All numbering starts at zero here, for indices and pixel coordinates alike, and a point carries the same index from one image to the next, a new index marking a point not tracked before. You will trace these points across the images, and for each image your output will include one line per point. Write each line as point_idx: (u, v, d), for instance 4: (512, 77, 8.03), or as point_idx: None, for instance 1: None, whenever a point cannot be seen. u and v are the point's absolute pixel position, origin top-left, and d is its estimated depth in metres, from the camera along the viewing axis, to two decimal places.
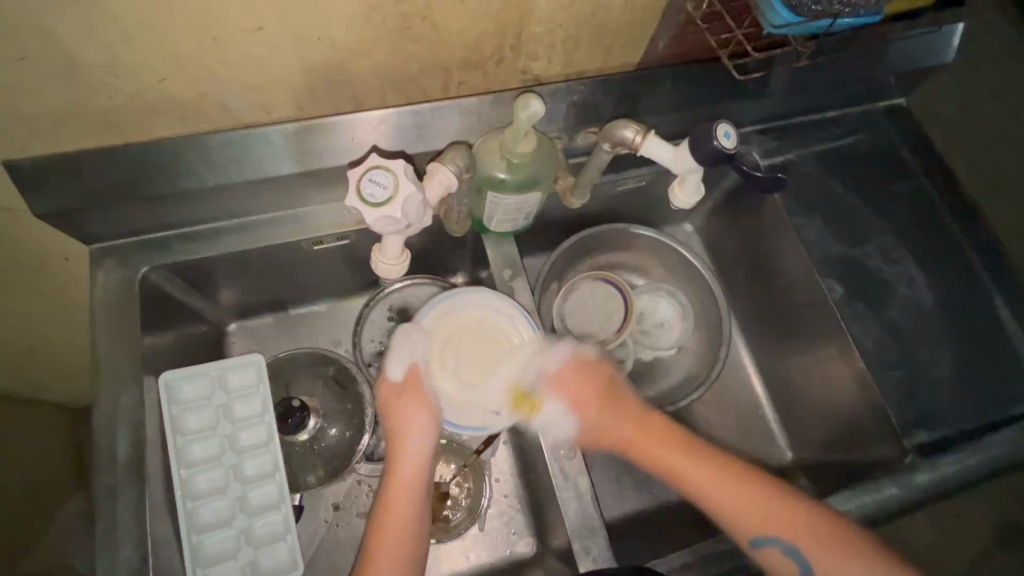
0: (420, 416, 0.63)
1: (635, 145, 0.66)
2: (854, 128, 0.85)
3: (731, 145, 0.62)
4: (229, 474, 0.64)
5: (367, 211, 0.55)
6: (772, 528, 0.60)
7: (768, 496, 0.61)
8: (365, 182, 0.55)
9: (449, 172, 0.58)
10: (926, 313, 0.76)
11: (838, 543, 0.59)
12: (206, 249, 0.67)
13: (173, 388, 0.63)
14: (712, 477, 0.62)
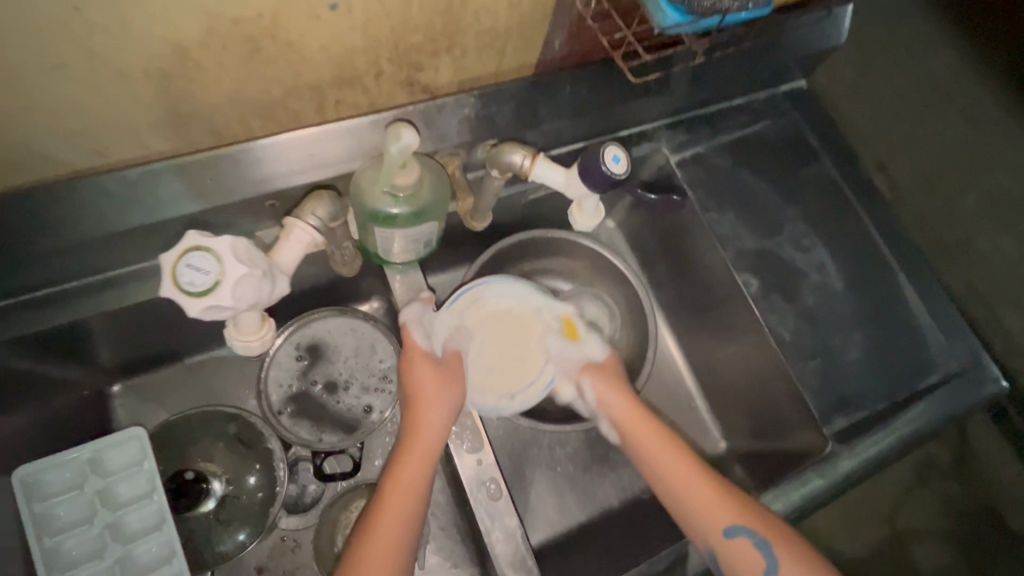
0: (450, 391, 0.64)
1: (525, 168, 0.63)
2: (759, 115, 0.84)
3: (620, 170, 0.62)
4: (116, 568, 0.56)
5: (188, 302, 0.51)
6: (744, 519, 0.63)
7: (758, 509, 0.64)
8: (182, 269, 0.51)
9: (306, 228, 0.56)
10: (837, 296, 0.77)
11: (797, 548, 0.62)
12: (55, 317, 0.56)
13: (34, 483, 0.55)
14: (693, 474, 0.66)
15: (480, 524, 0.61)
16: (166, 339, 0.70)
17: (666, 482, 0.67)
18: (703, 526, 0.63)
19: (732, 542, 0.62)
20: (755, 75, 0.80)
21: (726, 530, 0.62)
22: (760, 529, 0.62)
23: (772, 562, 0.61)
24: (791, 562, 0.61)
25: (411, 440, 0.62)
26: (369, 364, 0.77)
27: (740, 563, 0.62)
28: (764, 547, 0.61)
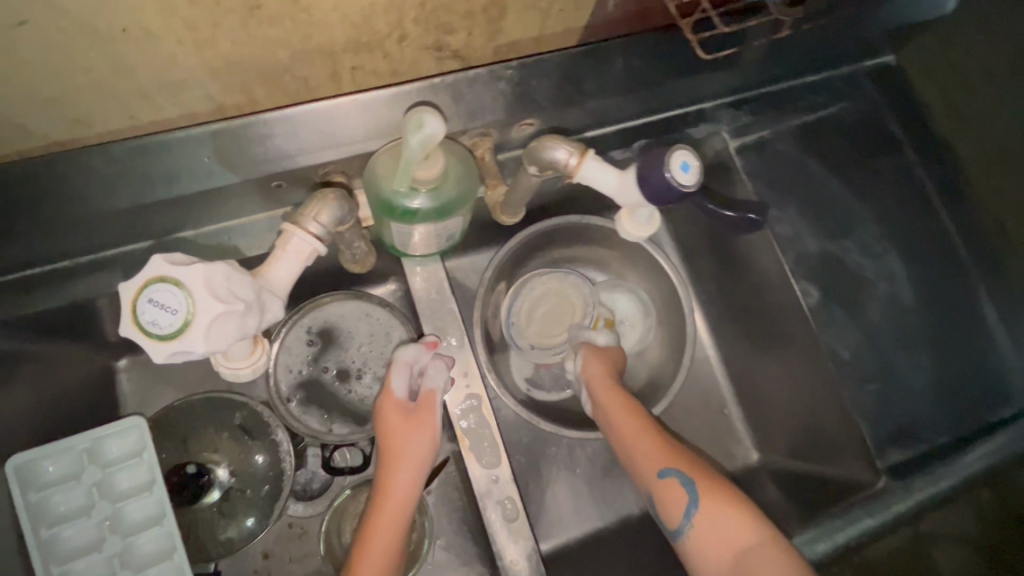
0: (423, 439, 0.59)
1: (568, 166, 0.56)
2: (837, 96, 0.73)
3: (688, 180, 0.51)
4: (115, 561, 0.54)
5: (159, 347, 0.46)
6: (676, 460, 0.60)
7: (695, 458, 0.60)
8: (143, 306, 0.46)
9: (303, 237, 0.52)
10: (906, 310, 0.68)
11: (726, 492, 0.56)
12: (55, 303, 0.56)
13: (29, 471, 0.52)
14: (643, 429, 0.63)
15: (490, 534, 0.59)
16: None
17: (617, 436, 0.65)
18: (642, 466, 0.61)
19: (663, 481, 0.59)
20: (841, 48, 0.69)
21: (660, 470, 0.60)
22: (688, 469, 0.59)
23: (691, 495, 0.57)
24: (717, 503, 0.56)
25: (382, 496, 0.56)
26: (383, 352, 0.73)
27: (665, 502, 0.58)
28: (688, 486, 0.58)
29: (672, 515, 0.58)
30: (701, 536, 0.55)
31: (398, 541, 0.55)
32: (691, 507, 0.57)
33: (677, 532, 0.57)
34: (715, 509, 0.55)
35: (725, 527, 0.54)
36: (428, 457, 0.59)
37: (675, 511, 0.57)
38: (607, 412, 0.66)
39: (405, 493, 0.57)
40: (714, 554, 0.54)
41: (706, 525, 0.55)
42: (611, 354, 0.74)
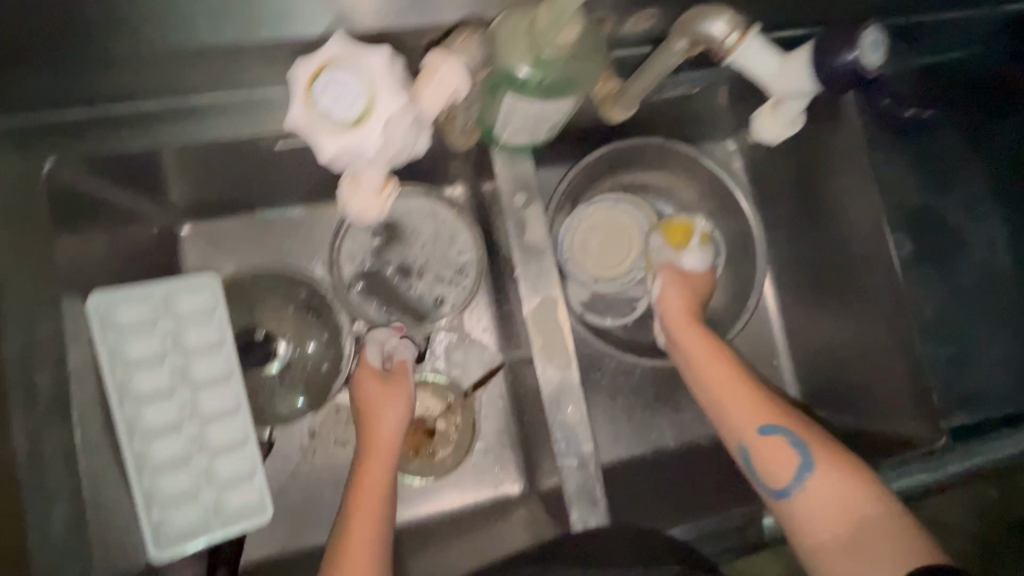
0: (399, 406, 0.59)
1: (722, 46, 0.51)
2: (968, 40, 0.67)
3: (875, 61, 0.49)
4: (184, 410, 0.56)
5: (331, 136, 0.41)
6: (783, 419, 0.58)
7: (798, 414, 0.59)
8: (322, 86, 0.40)
9: (455, 68, 0.44)
10: (999, 278, 0.65)
11: (844, 457, 0.55)
12: (132, 138, 0.50)
13: (108, 311, 0.53)
14: (738, 376, 0.61)
15: (554, 445, 0.55)
16: (241, 187, 0.65)
17: (697, 379, 0.63)
18: (733, 421, 0.59)
19: (767, 439, 0.57)
20: None
21: (759, 428, 0.58)
22: (795, 429, 0.58)
23: (806, 459, 0.56)
24: (829, 462, 0.55)
25: (371, 445, 0.57)
26: (446, 255, 0.71)
27: (772, 462, 0.57)
28: (799, 446, 0.57)
29: (779, 476, 0.56)
30: (812, 499, 0.54)
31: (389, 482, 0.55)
32: (803, 470, 0.55)
33: (783, 493, 0.56)
34: (831, 473, 0.55)
35: (840, 487, 0.54)
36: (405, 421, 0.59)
37: (786, 474, 0.56)
38: (684, 351, 0.65)
39: (391, 438, 0.58)
40: (825, 517, 0.53)
41: (819, 489, 0.54)
42: (693, 276, 0.70)
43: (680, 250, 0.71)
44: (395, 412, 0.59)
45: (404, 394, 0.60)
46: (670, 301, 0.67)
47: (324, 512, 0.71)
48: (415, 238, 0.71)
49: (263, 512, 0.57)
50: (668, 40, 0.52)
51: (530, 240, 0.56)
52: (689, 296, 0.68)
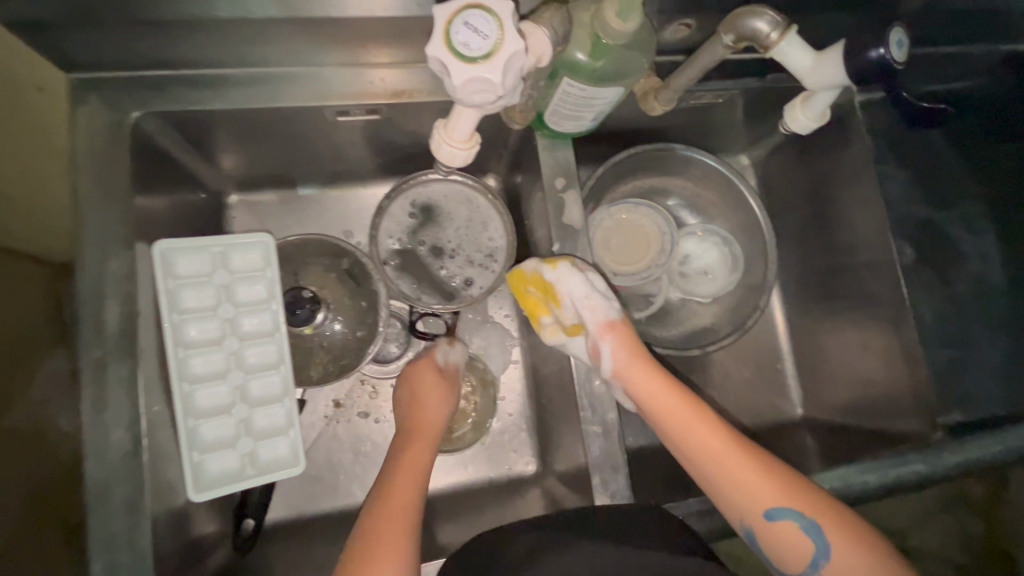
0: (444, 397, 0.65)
1: (766, 43, 0.54)
2: (970, 71, 0.73)
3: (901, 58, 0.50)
4: (230, 360, 0.58)
5: (460, 67, 0.43)
6: (790, 496, 0.48)
7: (806, 483, 0.49)
8: (460, 25, 0.43)
9: (544, 37, 0.47)
10: (997, 289, 0.69)
11: (861, 537, 0.47)
12: (211, 101, 0.56)
13: (167, 259, 0.55)
14: (717, 449, 0.50)
15: (580, 412, 0.59)
16: (293, 161, 0.69)
17: (684, 456, 0.52)
18: (735, 503, 0.49)
19: (776, 525, 0.48)
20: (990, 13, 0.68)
21: (765, 512, 0.48)
22: (806, 508, 0.48)
23: (821, 546, 0.47)
24: (848, 547, 0.46)
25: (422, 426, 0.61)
26: (479, 240, 0.73)
27: (783, 550, 0.48)
28: (813, 531, 0.47)
29: (797, 566, 0.47)
30: None
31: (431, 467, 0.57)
32: (821, 558, 0.47)
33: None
34: (852, 561, 0.46)
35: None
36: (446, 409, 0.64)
37: (799, 563, 0.47)
38: (673, 430, 0.52)
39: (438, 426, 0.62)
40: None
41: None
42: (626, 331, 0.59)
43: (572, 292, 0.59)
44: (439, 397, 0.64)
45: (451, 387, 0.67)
46: (624, 368, 0.57)
47: (340, 482, 0.72)
48: (443, 218, 0.73)
49: (296, 465, 0.58)
50: (717, 35, 0.54)
51: (566, 220, 0.62)
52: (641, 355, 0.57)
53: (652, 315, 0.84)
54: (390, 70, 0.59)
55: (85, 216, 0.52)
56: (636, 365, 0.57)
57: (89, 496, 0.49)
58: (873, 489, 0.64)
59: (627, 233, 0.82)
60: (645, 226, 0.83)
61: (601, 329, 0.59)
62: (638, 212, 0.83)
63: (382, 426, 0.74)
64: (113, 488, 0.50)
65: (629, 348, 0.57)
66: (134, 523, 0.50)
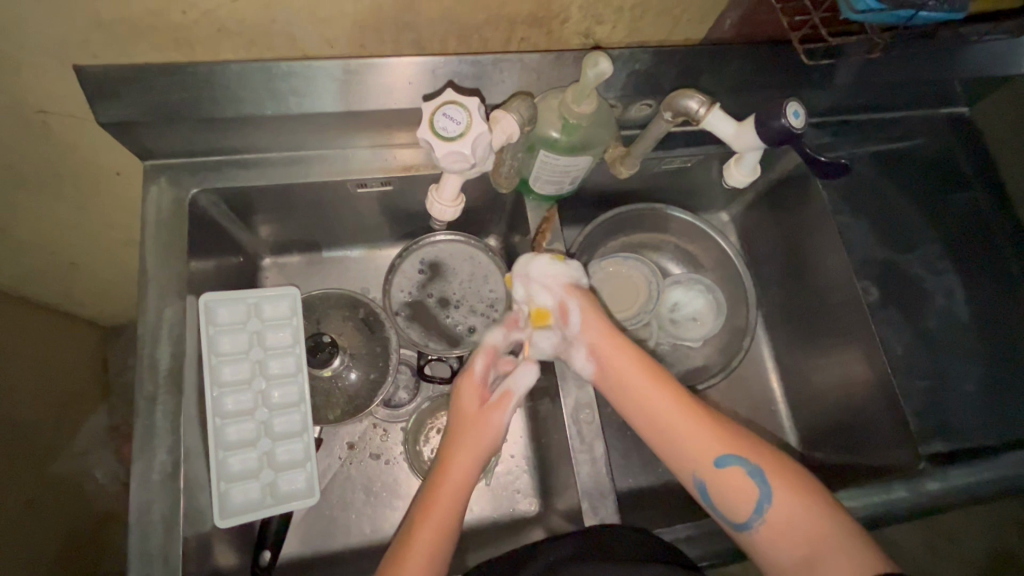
0: (490, 434, 0.63)
1: (697, 116, 0.64)
2: (913, 133, 0.83)
3: (799, 125, 0.60)
4: (257, 399, 0.66)
5: (441, 146, 0.54)
6: (735, 446, 0.56)
7: (746, 436, 0.58)
8: (439, 115, 0.54)
9: (512, 121, 0.58)
10: (960, 324, 0.75)
11: (799, 482, 0.55)
12: (254, 180, 0.68)
13: (210, 308, 0.65)
14: (671, 404, 0.58)
15: (570, 443, 0.65)
16: (319, 227, 0.80)
17: (643, 419, 0.59)
18: (689, 455, 0.57)
19: (725, 469, 0.56)
20: (919, 89, 0.79)
21: (715, 461, 0.56)
22: (749, 455, 0.56)
23: (764, 491, 0.54)
24: (784, 488, 0.54)
25: (442, 476, 0.60)
26: (480, 292, 0.81)
27: (731, 491, 0.55)
28: (756, 476, 0.55)
29: (742, 508, 0.55)
30: (775, 531, 0.53)
31: (455, 526, 0.57)
32: (763, 501, 0.54)
33: (746, 526, 0.55)
34: (790, 504, 0.53)
35: (799, 518, 0.53)
36: (491, 449, 0.63)
37: (745, 507, 0.55)
38: (632, 394, 0.60)
39: (465, 477, 0.60)
40: (790, 548, 0.52)
41: (780, 521, 0.53)
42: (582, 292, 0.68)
43: (535, 292, 0.68)
44: (486, 439, 0.62)
45: (500, 424, 0.63)
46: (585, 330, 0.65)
47: (352, 521, 0.77)
48: (445, 274, 0.81)
49: (311, 495, 0.64)
50: (659, 112, 0.65)
51: None
52: (602, 320, 0.65)
53: (645, 359, 0.90)
54: (400, 149, 0.71)
55: (148, 274, 0.63)
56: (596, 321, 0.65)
57: (133, 515, 0.56)
58: (862, 519, 0.66)
59: (617, 284, 0.88)
60: (634, 276, 0.89)
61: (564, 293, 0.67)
62: (625, 265, 0.89)
63: (392, 466, 0.79)
64: (153, 507, 0.57)
65: (583, 300, 0.66)
66: (169, 541, 0.57)
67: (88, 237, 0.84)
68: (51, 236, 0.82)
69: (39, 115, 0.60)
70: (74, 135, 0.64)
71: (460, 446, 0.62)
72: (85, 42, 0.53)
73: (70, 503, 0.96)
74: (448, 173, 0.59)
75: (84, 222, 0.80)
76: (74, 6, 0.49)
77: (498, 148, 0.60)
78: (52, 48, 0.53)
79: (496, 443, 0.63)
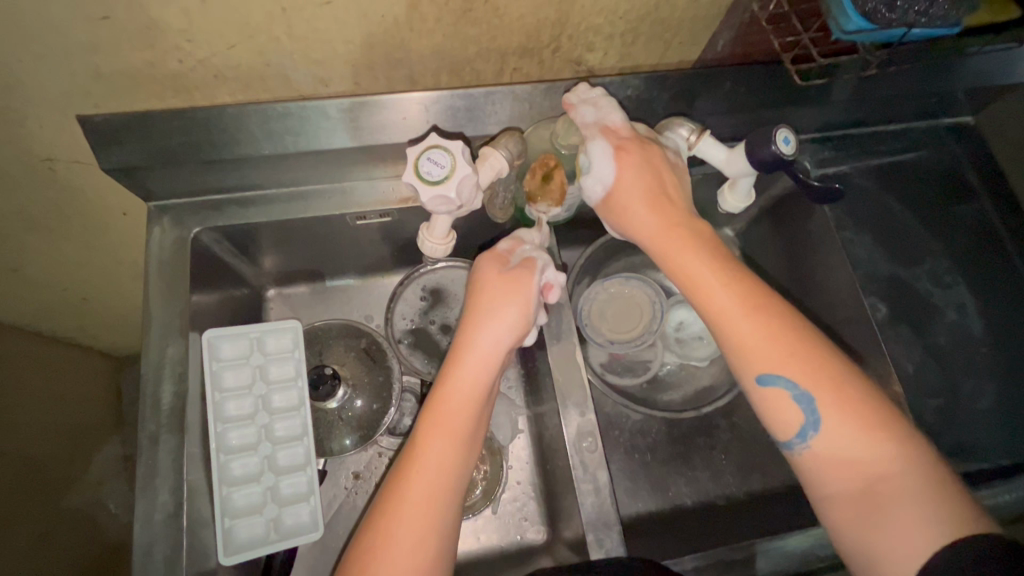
0: (510, 305, 0.58)
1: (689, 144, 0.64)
2: (917, 143, 0.82)
3: (789, 152, 0.60)
4: (261, 433, 0.66)
5: (425, 190, 0.55)
6: (788, 368, 0.51)
7: (811, 353, 0.51)
8: (423, 160, 0.55)
9: (500, 157, 0.59)
10: (972, 338, 0.73)
11: (865, 416, 0.49)
12: (256, 216, 0.69)
13: (213, 345, 0.66)
14: (733, 317, 0.52)
15: (573, 472, 0.65)
16: (321, 258, 0.81)
17: (674, 267, 0.56)
18: (736, 360, 0.53)
19: (767, 389, 0.52)
20: (918, 100, 0.78)
21: (758, 376, 0.52)
22: (802, 378, 0.51)
23: (811, 419, 0.50)
24: (838, 418, 0.49)
25: (456, 364, 0.56)
26: None
27: (772, 411, 0.52)
28: (804, 401, 0.50)
29: (784, 429, 0.52)
30: (819, 457, 0.50)
31: (468, 417, 0.55)
32: (810, 429, 0.50)
33: (790, 447, 0.52)
34: (844, 435, 0.49)
35: (849, 446, 0.49)
36: (515, 317, 0.58)
37: (789, 429, 0.51)
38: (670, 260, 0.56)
39: (484, 362, 0.56)
40: (837, 477, 0.49)
41: (829, 449, 0.50)
42: (627, 126, 0.60)
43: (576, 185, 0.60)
44: (505, 309, 0.58)
45: (525, 286, 0.58)
46: (617, 198, 0.57)
47: None
48: (446, 301, 0.80)
49: (315, 530, 0.64)
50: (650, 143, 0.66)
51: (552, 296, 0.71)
52: (646, 184, 0.57)
53: (652, 381, 0.88)
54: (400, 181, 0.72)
55: (152, 312, 0.64)
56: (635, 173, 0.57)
57: (135, 555, 0.57)
58: None
59: (620, 304, 0.87)
60: (637, 296, 0.87)
61: (607, 129, 0.59)
62: (628, 286, 0.88)
63: None
64: (154, 548, 0.58)
65: (614, 143, 0.58)
66: None
67: (99, 273, 0.86)
68: (61, 273, 0.83)
69: (45, 163, 0.62)
70: (80, 179, 0.66)
71: (479, 324, 0.58)
72: (88, 92, 0.55)
73: (84, 534, 0.97)
74: (438, 213, 0.60)
75: (96, 260, 0.83)
76: (76, 60, 0.51)
77: (487, 185, 0.60)
78: (56, 99, 0.55)
79: (523, 310, 0.58)
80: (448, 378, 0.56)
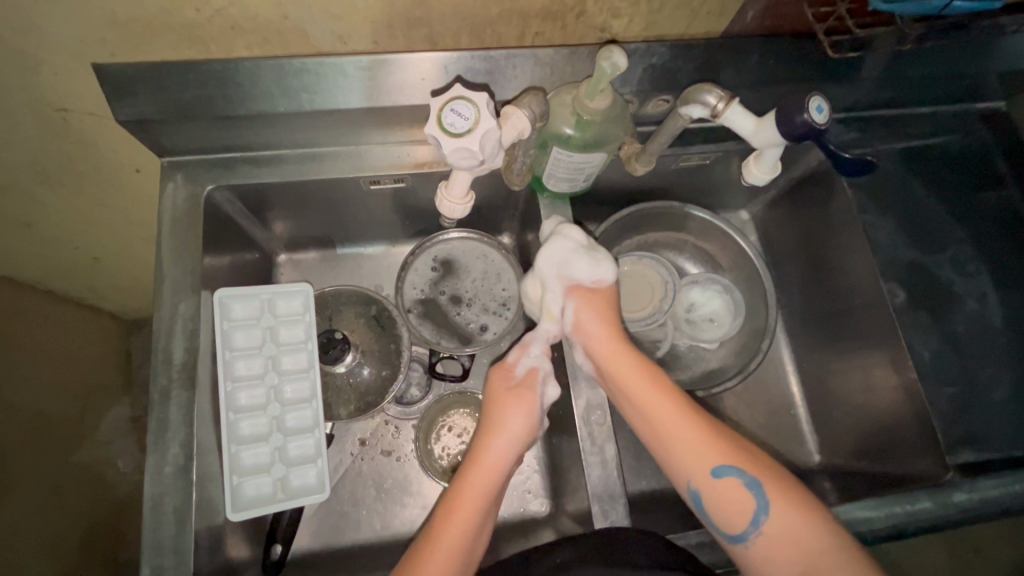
0: (521, 415, 0.61)
1: (715, 111, 0.62)
2: (945, 127, 0.79)
3: (822, 121, 0.58)
4: (270, 394, 0.67)
5: (448, 141, 0.54)
6: (733, 456, 0.56)
7: (745, 446, 0.57)
8: (446, 112, 0.54)
9: (524, 117, 0.58)
10: (991, 329, 0.72)
11: (797, 495, 0.54)
12: (269, 177, 0.69)
13: (225, 304, 0.66)
14: (675, 413, 0.58)
15: (581, 444, 0.64)
16: (333, 225, 0.80)
17: (620, 381, 0.61)
18: (682, 459, 0.57)
19: (721, 481, 0.55)
20: (949, 82, 0.76)
21: (709, 469, 0.56)
22: (746, 466, 0.55)
23: (762, 503, 0.54)
24: (783, 501, 0.53)
25: (475, 464, 0.58)
26: (493, 290, 0.79)
27: (727, 504, 0.54)
28: (754, 487, 0.54)
29: (738, 521, 0.54)
30: (770, 544, 0.53)
31: (476, 530, 0.54)
32: (760, 513, 0.53)
33: (741, 538, 0.54)
34: (787, 517, 0.53)
35: (795, 528, 0.52)
36: (523, 430, 0.61)
37: (742, 517, 0.54)
38: (620, 377, 0.61)
39: (498, 463, 0.59)
40: (782, 562, 0.52)
41: (776, 532, 0.53)
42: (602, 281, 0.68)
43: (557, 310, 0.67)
44: (516, 420, 0.61)
45: (535, 402, 0.63)
46: (588, 325, 0.64)
47: (362, 517, 0.77)
48: (456, 273, 0.79)
49: (321, 491, 0.64)
50: (674, 109, 0.63)
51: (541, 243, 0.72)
52: (608, 320, 0.65)
53: (660, 361, 0.87)
54: (416, 145, 0.71)
55: (164, 269, 0.64)
56: (606, 312, 0.66)
57: (145, 507, 0.57)
58: (881, 529, 0.64)
59: (632, 282, 0.86)
60: (650, 275, 0.86)
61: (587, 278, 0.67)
62: (640, 264, 0.86)
63: (403, 464, 0.79)
64: (164, 499, 0.58)
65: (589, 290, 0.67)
66: (181, 531, 0.58)
67: (109, 231, 0.86)
68: (73, 230, 0.83)
69: (59, 113, 0.62)
70: (93, 132, 0.65)
71: (494, 431, 0.60)
72: (103, 39, 0.54)
73: (91, 491, 0.99)
74: (458, 170, 0.59)
75: (109, 218, 0.82)
76: (92, 4, 0.50)
77: (509, 144, 0.60)
78: (70, 45, 0.54)
79: (530, 421, 0.62)
80: (465, 475, 0.58)
